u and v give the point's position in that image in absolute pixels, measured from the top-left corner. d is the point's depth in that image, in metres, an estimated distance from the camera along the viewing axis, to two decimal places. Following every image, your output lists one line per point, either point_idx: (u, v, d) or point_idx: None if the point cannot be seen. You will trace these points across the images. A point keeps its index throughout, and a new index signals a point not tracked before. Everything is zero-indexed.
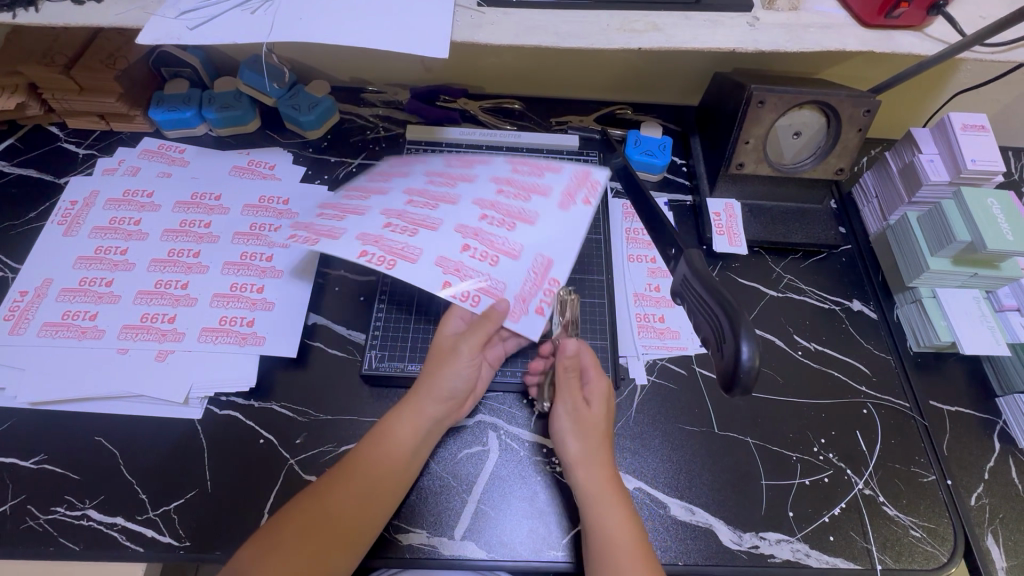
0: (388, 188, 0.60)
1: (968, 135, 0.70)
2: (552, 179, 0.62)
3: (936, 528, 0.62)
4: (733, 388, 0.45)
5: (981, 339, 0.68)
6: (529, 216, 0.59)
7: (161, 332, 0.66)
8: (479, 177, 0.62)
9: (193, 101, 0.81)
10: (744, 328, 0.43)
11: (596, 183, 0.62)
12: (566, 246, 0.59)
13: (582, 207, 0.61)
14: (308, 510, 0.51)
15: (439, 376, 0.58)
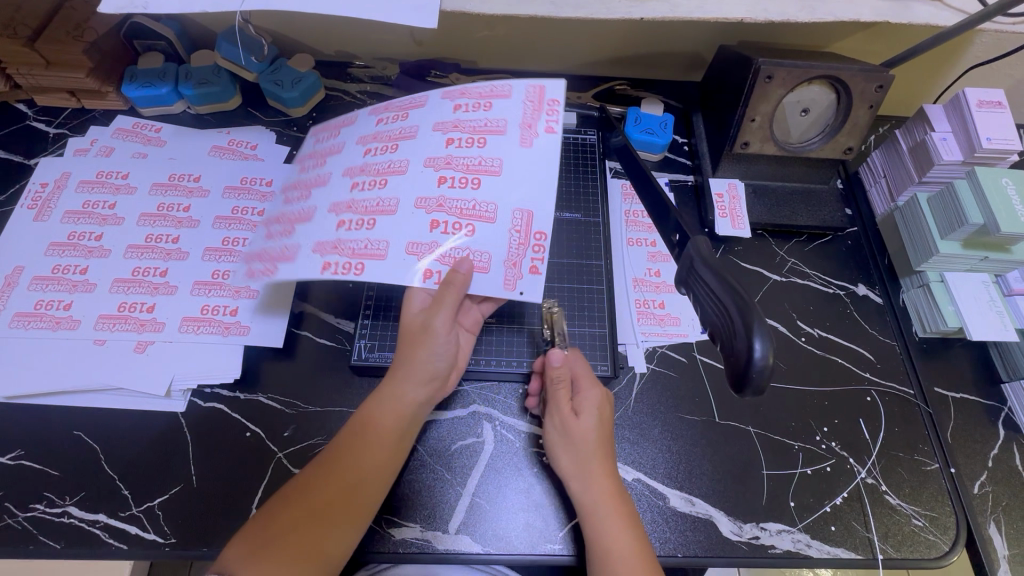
0: (327, 176, 0.60)
1: (984, 111, 0.67)
2: (501, 108, 0.58)
3: (938, 517, 0.61)
4: (745, 390, 0.42)
5: (989, 325, 0.67)
6: (495, 163, 0.56)
7: (140, 321, 0.63)
8: (422, 129, 0.59)
9: (168, 76, 0.77)
10: (758, 324, 0.41)
11: (550, 102, 0.58)
12: (539, 190, 0.56)
13: (545, 135, 0.57)
14: (296, 504, 0.50)
15: (417, 358, 0.56)
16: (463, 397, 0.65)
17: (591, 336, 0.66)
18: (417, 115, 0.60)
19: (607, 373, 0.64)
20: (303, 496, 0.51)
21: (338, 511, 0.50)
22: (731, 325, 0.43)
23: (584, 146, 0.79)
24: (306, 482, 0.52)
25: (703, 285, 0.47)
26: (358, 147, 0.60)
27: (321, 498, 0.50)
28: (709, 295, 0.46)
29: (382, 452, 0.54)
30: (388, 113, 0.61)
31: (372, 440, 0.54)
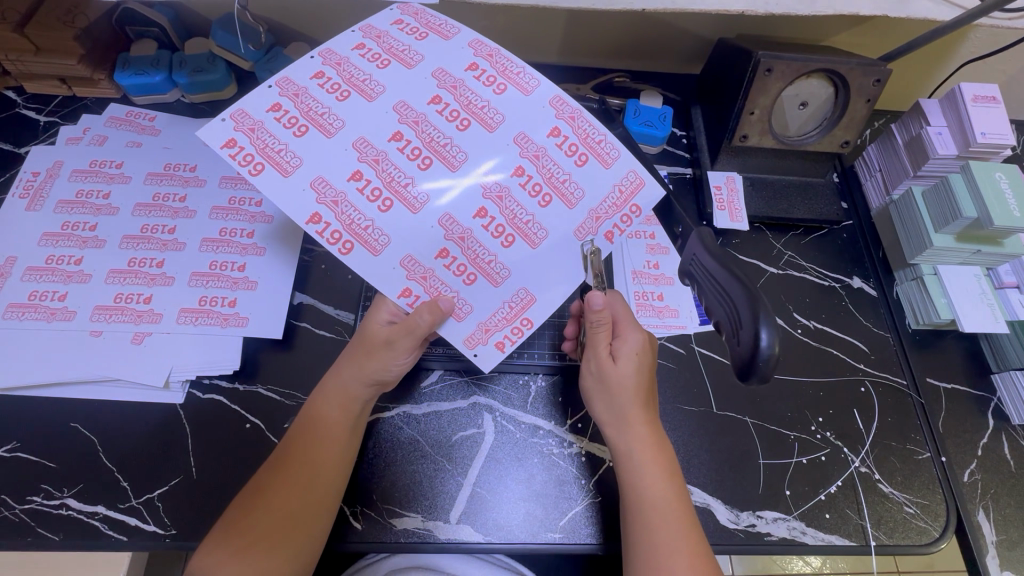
0: (378, 93, 0.54)
1: (979, 106, 0.68)
2: (585, 176, 0.56)
3: (929, 505, 0.63)
4: (750, 378, 0.42)
5: (980, 318, 0.68)
6: (545, 217, 0.55)
7: (137, 313, 0.62)
8: (506, 121, 0.56)
9: (162, 63, 0.76)
10: (765, 315, 0.41)
11: (634, 206, 0.56)
12: (555, 281, 0.56)
13: (602, 238, 0.56)
14: (263, 502, 0.50)
15: (369, 366, 0.56)
16: (465, 388, 0.65)
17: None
18: (509, 106, 0.56)
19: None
20: (270, 492, 0.51)
21: (304, 504, 0.51)
22: (737, 317, 0.43)
23: None
24: (270, 477, 0.52)
25: (712, 276, 0.47)
26: (432, 86, 0.55)
27: (286, 492, 0.51)
28: (717, 285, 0.46)
29: (337, 446, 0.54)
30: (492, 74, 0.56)
31: (326, 434, 0.54)
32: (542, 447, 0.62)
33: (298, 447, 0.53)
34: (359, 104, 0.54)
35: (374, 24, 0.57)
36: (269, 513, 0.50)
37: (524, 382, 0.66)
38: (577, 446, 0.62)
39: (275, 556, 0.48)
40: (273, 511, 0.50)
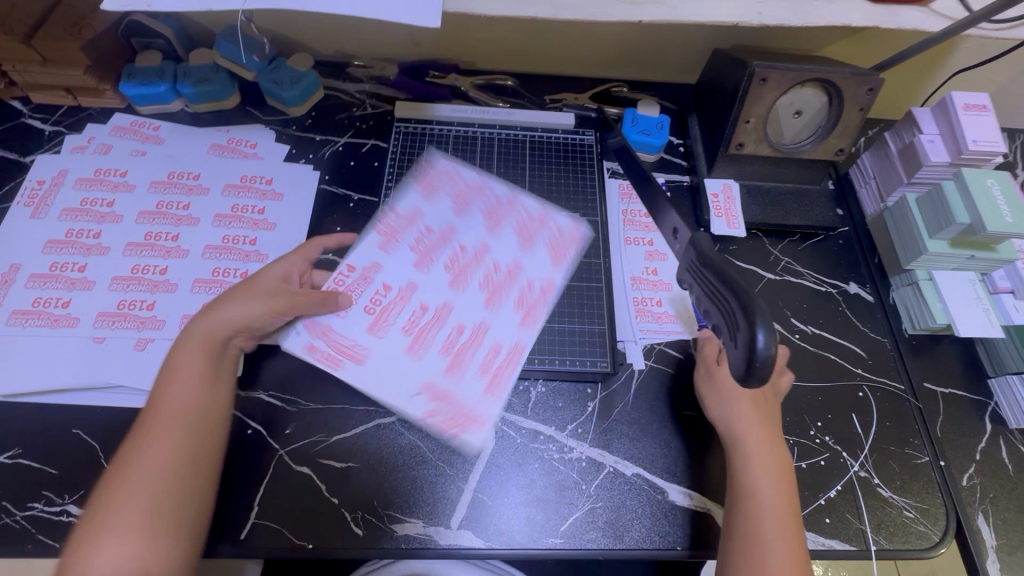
0: (429, 206, 0.73)
1: (971, 114, 0.69)
2: (509, 308, 0.67)
3: (929, 509, 0.63)
4: (749, 382, 0.42)
5: (976, 322, 0.69)
6: (474, 382, 0.63)
7: (140, 319, 0.62)
8: (486, 335, 0.65)
9: (166, 74, 0.78)
10: (762, 319, 0.42)
11: (538, 321, 0.67)
12: (449, 375, 0.62)
13: (507, 359, 0.64)
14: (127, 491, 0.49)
15: (211, 319, 0.58)
16: None
17: (591, 332, 0.68)
18: (494, 324, 0.66)
19: (607, 369, 0.66)
20: (93, 516, 0.49)
21: (178, 489, 0.51)
22: (736, 321, 0.44)
23: (582, 146, 0.82)
24: (106, 500, 0.49)
25: (710, 281, 0.48)
26: (483, 264, 0.70)
27: (115, 509, 0.48)
28: (716, 291, 0.47)
29: (183, 456, 0.52)
30: (506, 282, 0.69)
31: (152, 445, 0.52)
32: (541, 450, 0.63)
33: (164, 455, 0.51)
34: (433, 199, 0.73)
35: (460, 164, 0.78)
36: (109, 535, 0.47)
37: (524, 388, 0.66)
38: (577, 451, 0.63)
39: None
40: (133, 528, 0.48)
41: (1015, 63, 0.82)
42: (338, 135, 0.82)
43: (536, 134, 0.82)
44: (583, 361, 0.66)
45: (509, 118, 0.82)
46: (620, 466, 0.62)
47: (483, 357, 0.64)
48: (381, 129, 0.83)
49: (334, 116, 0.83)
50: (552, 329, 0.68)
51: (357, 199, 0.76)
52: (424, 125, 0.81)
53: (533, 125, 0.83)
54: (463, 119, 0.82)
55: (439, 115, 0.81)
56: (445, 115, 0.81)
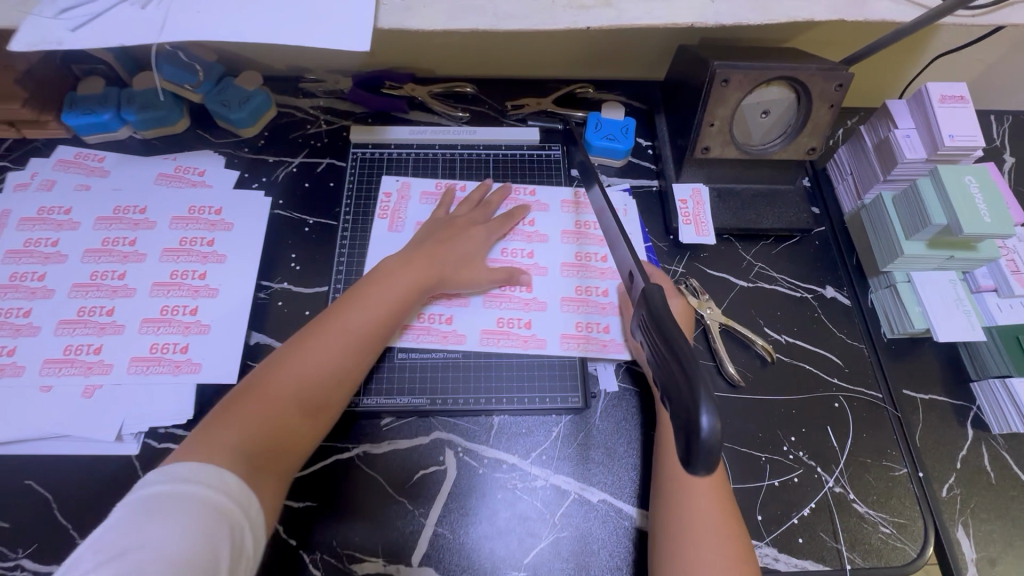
0: (548, 206, 0.76)
1: (947, 106, 0.65)
2: (546, 316, 0.69)
3: (906, 524, 0.61)
4: (694, 468, 0.35)
5: (956, 326, 0.66)
6: (482, 345, 0.67)
7: (86, 365, 0.61)
8: (524, 326, 0.68)
9: (110, 101, 0.75)
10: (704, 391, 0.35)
11: (578, 335, 0.68)
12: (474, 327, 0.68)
13: (530, 342, 0.67)
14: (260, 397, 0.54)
15: (428, 262, 0.66)
16: (425, 424, 0.63)
17: (561, 365, 0.66)
18: (538, 320, 0.69)
19: (580, 407, 0.64)
20: (238, 407, 0.53)
21: (295, 412, 0.54)
22: (679, 395, 0.37)
23: (549, 163, 0.79)
24: (254, 388, 0.54)
25: (654, 336, 0.41)
26: (568, 277, 0.71)
27: (261, 404, 0.53)
28: (659, 353, 0.40)
29: (337, 386, 0.57)
30: (578, 297, 0.70)
31: (301, 364, 0.56)
32: (504, 480, 0.61)
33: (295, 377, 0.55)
34: (555, 204, 0.76)
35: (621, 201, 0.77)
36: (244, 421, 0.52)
37: (484, 416, 0.64)
38: (541, 480, 0.61)
39: (260, 476, 0.50)
40: (267, 420, 0.53)
41: (1001, 43, 0.77)
42: (292, 155, 0.79)
43: (500, 152, 0.79)
44: (555, 397, 0.64)
45: (471, 137, 0.79)
46: (586, 492, 0.61)
47: (452, 399, 0.64)
48: (335, 146, 0.80)
49: (287, 135, 0.80)
50: (535, 364, 0.66)
51: (312, 222, 0.74)
52: (381, 149, 0.78)
53: (496, 143, 0.80)
54: (422, 141, 0.79)
55: (396, 138, 0.78)
56: (403, 137, 0.79)
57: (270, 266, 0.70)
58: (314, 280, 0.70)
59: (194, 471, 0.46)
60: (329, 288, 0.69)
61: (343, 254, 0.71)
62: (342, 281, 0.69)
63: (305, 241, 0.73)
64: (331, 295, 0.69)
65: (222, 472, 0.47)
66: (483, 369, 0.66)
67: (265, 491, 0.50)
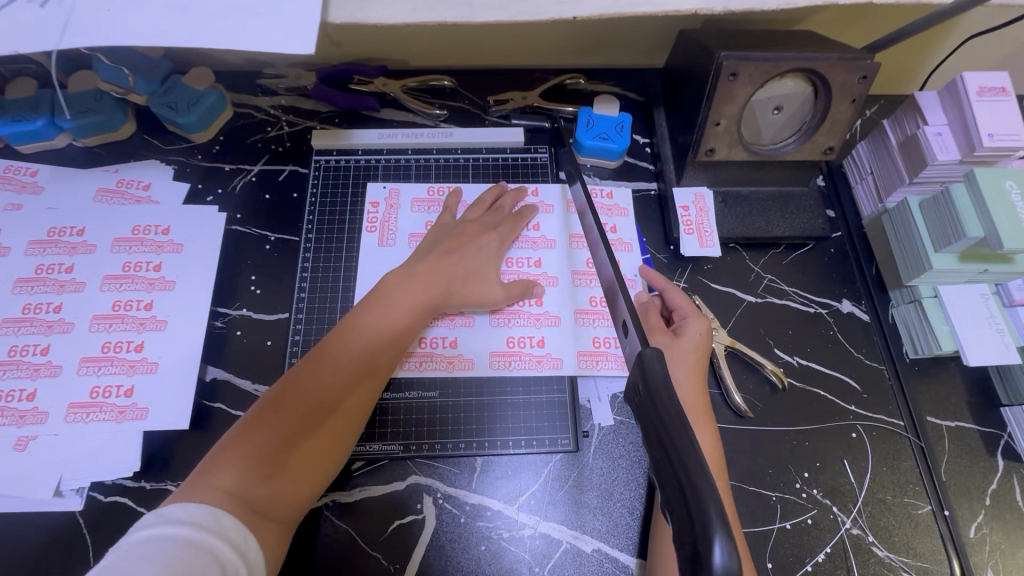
0: (555, 208, 0.69)
1: (985, 100, 0.58)
2: (557, 332, 0.63)
3: (931, 569, 0.55)
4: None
5: (989, 348, 0.59)
6: (492, 369, 0.61)
7: (19, 413, 0.54)
8: (537, 345, 0.62)
9: (42, 106, 0.66)
10: (716, 515, 0.29)
11: (596, 354, 0.62)
12: (480, 349, 0.61)
13: (545, 364, 0.61)
14: (268, 422, 0.49)
15: (446, 277, 0.60)
16: (402, 467, 0.57)
17: (549, 401, 0.60)
18: (551, 338, 0.62)
19: (570, 449, 0.58)
20: (238, 443, 0.47)
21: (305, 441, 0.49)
22: (683, 514, 0.30)
23: (535, 167, 0.72)
24: (255, 421, 0.49)
25: (649, 422, 0.35)
26: (580, 288, 0.65)
27: (264, 440, 0.48)
28: (654, 445, 0.34)
29: (347, 413, 0.52)
30: (592, 310, 0.64)
31: (314, 387, 0.51)
32: (488, 530, 0.55)
33: (305, 402, 0.50)
34: (561, 206, 0.69)
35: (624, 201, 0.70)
36: (246, 459, 0.46)
37: (467, 457, 0.58)
38: (529, 528, 0.55)
39: (263, 524, 0.45)
40: (270, 459, 0.47)
41: None
42: (250, 162, 0.71)
43: (481, 156, 0.72)
44: (544, 439, 0.59)
45: (447, 140, 0.71)
46: (579, 542, 0.55)
47: (429, 444, 0.58)
48: (298, 151, 0.72)
49: (245, 139, 0.72)
50: (552, 387, 0.61)
51: (273, 239, 0.67)
52: (348, 155, 0.71)
53: (476, 145, 0.72)
54: (393, 144, 0.71)
55: (363, 142, 0.70)
56: (371, 141, 0.71)
57: (226, 291, 0.63)
58: (275, 305, 0.63)
59: (195, 516, 0.42)
60: (292, 315, 0.62)
61: (306, 276, 0.64)
62: (303, 308, 0.63)
63: (266, 261, 0.65)
64: (293, 323, 0.62)
65: (221, 515, 0.42)
66: (463, 410, 0.60)
67: (267, 537, 0.45)
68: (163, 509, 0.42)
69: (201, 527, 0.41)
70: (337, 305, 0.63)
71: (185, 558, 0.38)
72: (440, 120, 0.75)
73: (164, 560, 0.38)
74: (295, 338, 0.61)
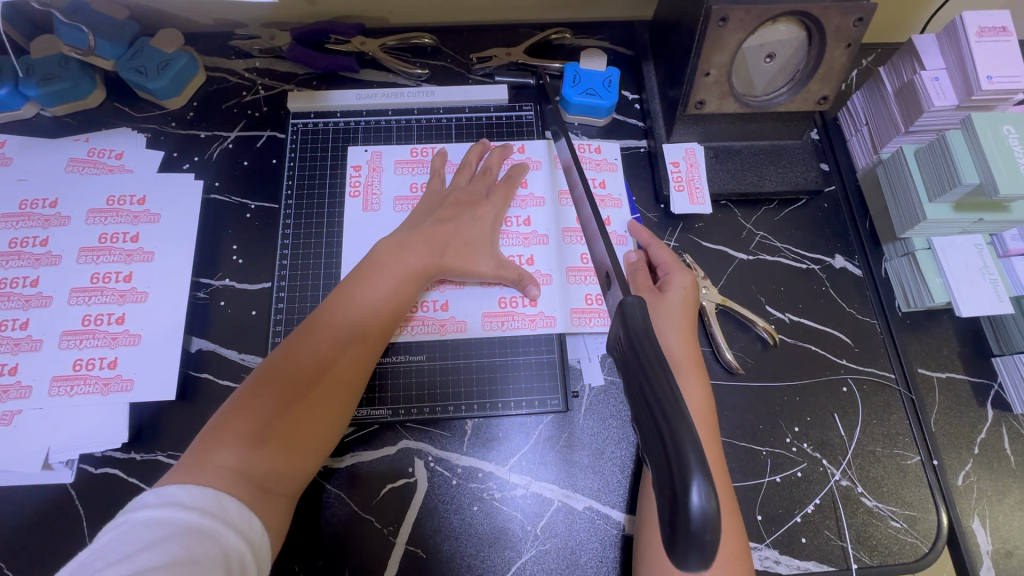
0: (543, 165, 0.67)
1: (985, 41, 0.57)
2: (550, 290, 0.62)
3: (918, 518, 0.56)
4: (684, 560, 0.29)
5: (980, 298, 0.59)
6: (485, 330, 0.60)
7: (2, 388, 0.54)
8: (528, 305, 0.61)
9: (4, 73, 0.64)
10: (694, 459, 0.29)
11: (591, 309, 0.61)
12: (470, 311, 0.61)
13: (539, 322, 0.60)
14: (263, 396, 0.48)
15: (436, 238, 0.58)
16: (393, 433, 0.57)
17: (537, 362, 0.60)
18: (544, 296, 0.61)
19: (559, 409, 0.58)
20: (234, 417, 0.47)
21: (303, 413, 0.48)
22: (662, 458, 0.31)
23: (520, 125, 0.69)
24: (247, 397, 0.48)
25: (631, 370, 0.35)
26: (571, 244, 0.64)
27: (263, 415, 0.47)
28: (635, 392, 0.34)
29: (346, 385, 0.51)
30: (584, 266, 0.63)
31: (307, 359, 0.50)
32: (480, 491, 0.55)
33: (299, 375, 0.49)
34: (549, 162, 0.67)
35: (612, 154, 0.68)
36: (245, 436, 0.46)
37: (458, 421, 0.58)
38: (521, 488, 0.56)
39: (269, 498, 0.45)
40: (265, 435, 0.46)
41: None
42: (226, 129, 0.68)
43: (464, 116, 0.69)
44: (534, 399, 0.59)
45: (429, 99, 0.69)
46: (571, 500, 0.55)
47: (419, 409, 0.58)
48: (275, 115, 0.69)
49: (220, 105, 0.69)
50: (545, 344, 0.60)
51: (254, 207, 0.65)
52: (325, 118, 0.68)
53: (459, 104, 0.69)
54: (373, 106, 0.68)
55: (342, 104, 0.68)
56: (350, 103, 0.68)
57: (208, 261, 0.62)
58: (257, 274, 0.62)
59: (200, 498, 0.41)
60: (275, 284, 0.61)
61: (288, 244, 0.63)
62: (286, 277, 0.61)
63: (247, 229, 0.64)
64: (275, 292, 0.61)
65: (224, 500, 0.42)
66: (451, 374, 0.59)
67: (270, 507, 0.45)
68: (164, 488, 0.41)
69: (204, 512, 0.40)
70: (321, 273, 0.62)
71: (192, 543, 0.38)
72: (422, 80, 0.72)
73: (168, 548, 0.37)
74: (279, 307, 0.60)
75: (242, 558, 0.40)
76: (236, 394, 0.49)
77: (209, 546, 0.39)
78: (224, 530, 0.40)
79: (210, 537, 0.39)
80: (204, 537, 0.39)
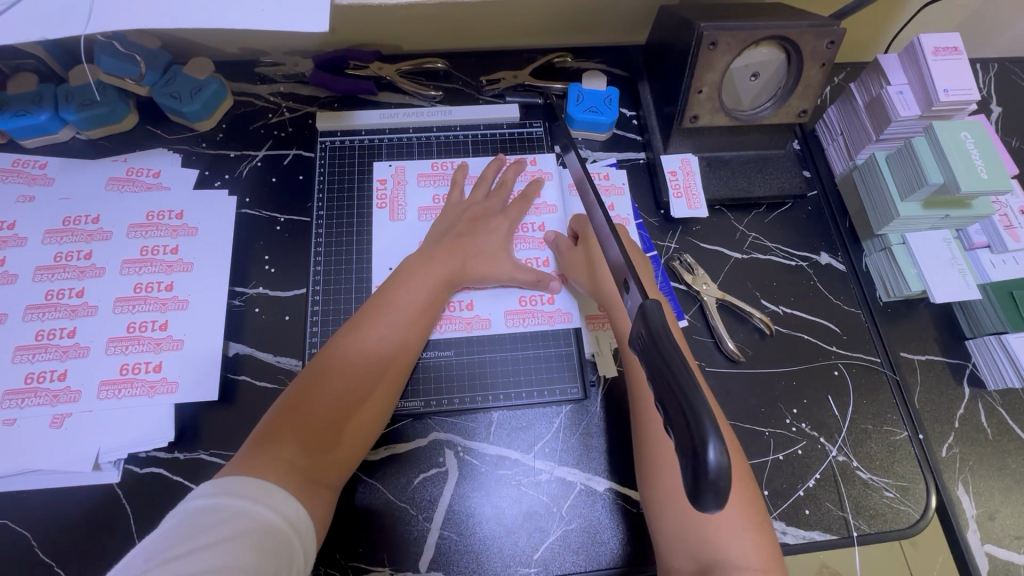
0: (554, 174, 0.73)
1: (939, 58, 0.64)
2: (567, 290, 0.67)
3: (909, 487, 0.61)
4: (703, 503, 0.34)
5: (951, 286, 0.65)
6: (508, 326, 0.65)
7: (52, 393, 0.57)
8: (547, 302, 0.66)
9: (46, 99, 0.67)
10: (709, 422, 0.33)
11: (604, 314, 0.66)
12: (494, 310, 0.65)
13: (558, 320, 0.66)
14: (311, 398, 0.52)
15: (462, 248, 0.63)
16: (425, 426, 0.61)
17: (557, 355, 0.64)
18: (562, 294, 0.67)
19: (578, 398, 0.63)
20: (286, 417, 0.50)
21: (347, 413, 0.52)
22: (683, 429, 0.34)
23: (529, 140, 0.75)
24: (296, 400, 0.51)
25: (652, 361, 0.39)
26: None
27: (309, 418, 0.51)
28: (659, 380, 0.38)
29: (384, 387, 0.56)
30: None
31: (349, 363, 0.54)
32: (508, 478, 0.59)
33: (343, 378, 0.53)
34: (560, 173, 0.73)
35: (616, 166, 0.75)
36: (296, 434, 0.49)
37: (483, 414, 0.62)
38: (546, 473, 0.60)
39: (317, 489, 0.48)
40: (314, 433, 0.50)
41: None
42: (254, 148, 0.73)
43: (479, 132, 0.75)
44: (553, 389, 0.63)
45: (446, 118, 0.74)
46: (592, 483, 0.59)
47: (449, 402, 0.62)
48: (301, 135, 0.74)
49: (247, 126, 0.74)
50: (564, 338, 0.65)
51: (284, 220, 0.69)
52: (350, 135, 0.73)
53: (473, 122, 0.75)
54: (394, 125, 0.74)
55: (366, 123, 0.73)
56: (373, 123, 0.74)
57: (243, 270, 0.66)
58: (289, 282, 0.66)
59: (245, 487, 0.43)
60: (309, 290, 0.65)
61: (319, 253, 0.67)
62: (318, 283, 0.66)
63: (279, 241, 0.68)
64: (310, 298, 0.65)
65: (270, 490, 0.44)
66: (477, 368, 0.63)
67: (319, 499, 0.48)
68: (214, 480, 0.44)
69: (255, 501, 0.43)
70: (351, 279, 0.66)
71: (243, 526, 0.41)
72: (436, 101, 0.78)
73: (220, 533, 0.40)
74: (313, 311, 0.64)
75: (291, 543, 0.43)
76: (283, 395, 0.53)
77: (260, 530, 0.41)
78: (273, 516, 0.43)
79: (260, 522, 0.42)
80: (252, 521, 0.42)
